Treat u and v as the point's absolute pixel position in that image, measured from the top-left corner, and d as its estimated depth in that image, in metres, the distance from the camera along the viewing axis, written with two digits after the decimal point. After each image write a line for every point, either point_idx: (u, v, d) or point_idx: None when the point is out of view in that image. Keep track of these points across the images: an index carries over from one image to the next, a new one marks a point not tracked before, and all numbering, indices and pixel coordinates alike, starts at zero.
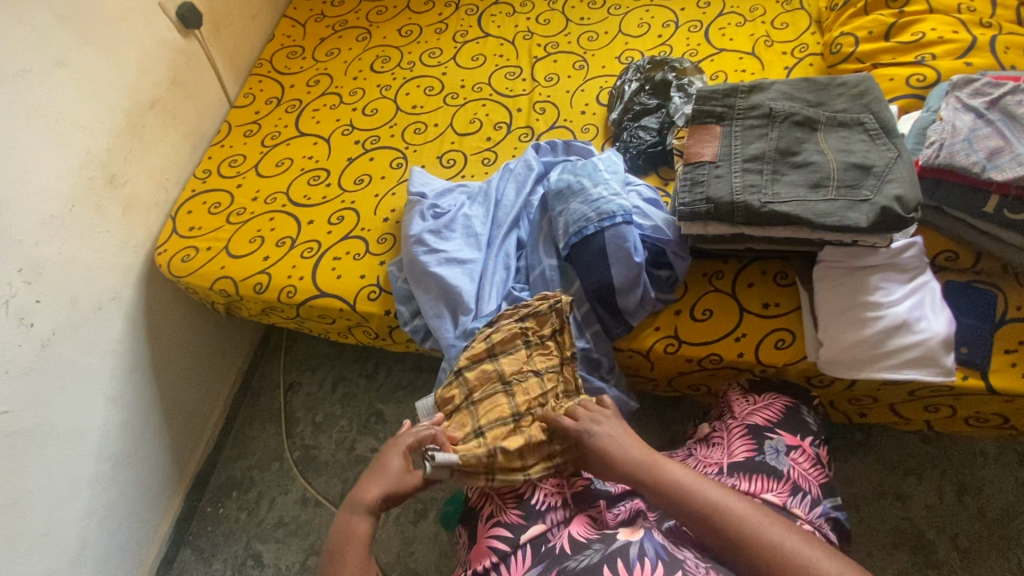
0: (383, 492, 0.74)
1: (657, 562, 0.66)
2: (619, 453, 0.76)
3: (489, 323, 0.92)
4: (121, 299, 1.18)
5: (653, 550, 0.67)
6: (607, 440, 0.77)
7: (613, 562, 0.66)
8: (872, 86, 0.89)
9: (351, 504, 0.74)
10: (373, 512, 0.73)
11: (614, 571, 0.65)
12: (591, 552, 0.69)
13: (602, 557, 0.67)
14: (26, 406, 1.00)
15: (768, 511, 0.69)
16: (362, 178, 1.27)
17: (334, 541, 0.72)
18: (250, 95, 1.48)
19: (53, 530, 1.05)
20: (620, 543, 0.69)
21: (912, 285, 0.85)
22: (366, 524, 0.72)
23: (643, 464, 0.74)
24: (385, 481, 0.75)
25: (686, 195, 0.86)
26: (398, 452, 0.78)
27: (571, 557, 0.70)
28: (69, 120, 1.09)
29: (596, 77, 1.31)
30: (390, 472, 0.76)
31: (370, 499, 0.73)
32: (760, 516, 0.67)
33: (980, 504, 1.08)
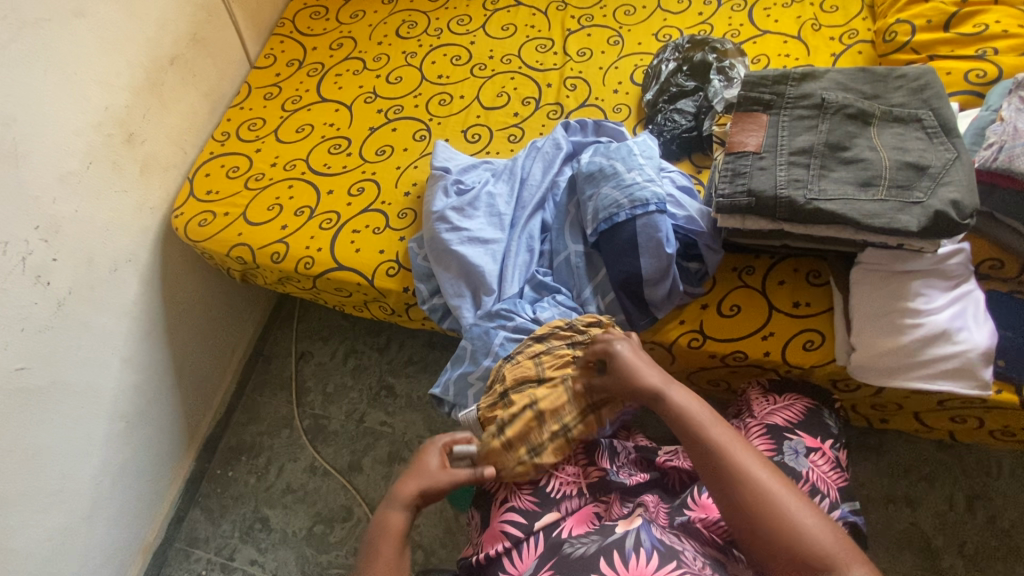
0: (421, 489, 0.75)
1: (653, 552, 0.64)
2: (643, 373, 0.77)
3: (542, 340, 0.88)
4: (137, 260, 1.17)
5: (649, 539, 0.66)
6: (633, 357, 0.79)
7: (609, 555, 0.65)
8: (933, 80, 0.83)
9: (389, 499, 0.76)
10: (407, 512, 0.74)
11: (609, 563, 0.64)
12: (590, 542, 0.69)
13: (599, 548, 0.67)
14: (42, 363, 1.00)
15: (774, 467, 0.66)
16: (383, 148, 1.24)
17: (368, 536, 0.74)
18: (272, 55, 1.43)
19: (68, 486, 1.07)
20: (617, 534, 0.68)
21: (954, 293, 0.81)
22: (397, 521, 0.73)
23: (663, 387, 0.74)
24: (422, 480, 0.76)
25: (725, 185, 0.83)
26: (436, 445, 0.80)
27: (568, 545, 0.70)
28: (87, 74, 1.06)
29: (631, 54, 1.25)
30: (428, 467, 0.77)
31: (406, 495, 0.75)
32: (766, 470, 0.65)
33: (992, 515, 1.07)
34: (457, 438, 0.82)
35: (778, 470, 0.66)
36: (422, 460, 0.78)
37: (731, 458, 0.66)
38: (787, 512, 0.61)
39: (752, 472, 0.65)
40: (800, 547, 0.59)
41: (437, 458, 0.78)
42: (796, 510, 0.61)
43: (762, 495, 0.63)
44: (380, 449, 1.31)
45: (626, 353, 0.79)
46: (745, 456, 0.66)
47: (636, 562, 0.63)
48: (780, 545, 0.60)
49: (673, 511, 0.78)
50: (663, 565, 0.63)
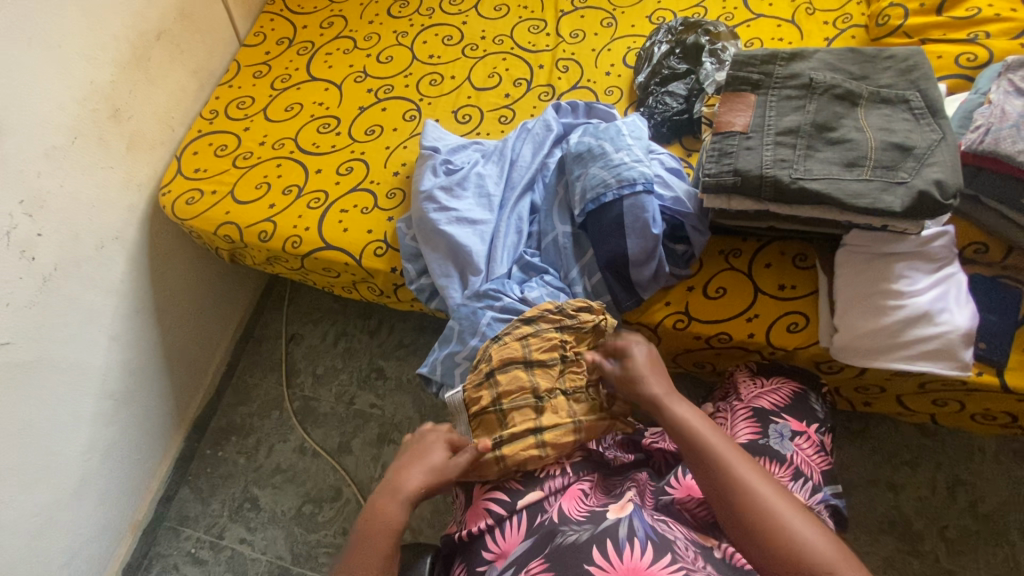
0: (425, 482, 0.75)
1: (647, 543, 0.62)
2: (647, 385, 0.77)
3: (529, 321, 0.87)
4: (124, 238, 1.16)
5: (643, 530, 0.64)
6: (640, 370, 0.79)
7: (603, 543, 0.62)
8: (922, 62, 0.83)
9: (392, 491, 0.74)
10: (405, 505, 0.73)
11: (603, 554, 0.61)
12: (582, 529, 0.66)
13: (592, 535, 0.64)
14: (28, 339, 1.00)
15: (776, 482, 0.66)
16: (373, 128, 1.23)
17: (361, 520, 0.73)
18: (261, 34, 1.41)
19: (55, 462, 1.07)
20: (610, 521, 0.65)
21: (937, 276, 0.82)
22: (393, 511, 0.72)
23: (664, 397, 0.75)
24: (428, 474, 0.75)
25: (712, 165, 0.83)
26: (439, 442, 0.79)
27: (558, 530, 0.67)
28: (72, 48, 1.04)
29: (624, 36, 1.24)
30: (429, 461, 0.76)
31: (411, 489, 0.74)
32: (767, 483, 0.65)
33: (973, 500, 1.08)
34: (456, 438, 0.80)
35: (776, 479, 0.66)
36: (422, 449, 0.78)
37: (734, 472, 0.66)
38: (785, 521, 0.61)
39: (757, 488, 0.64)
40: (796, 556, 0.59)
41: (435, 454, 0.77)
42: (794, 519, 0.61)
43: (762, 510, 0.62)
44: (369, 430, 1.31)
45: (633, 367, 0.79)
46: (743, 465, 0.66)
47: (630, 553, 0.61)
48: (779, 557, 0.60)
49: (657, 490, 0.78)
50: (658, 558, 0.61)
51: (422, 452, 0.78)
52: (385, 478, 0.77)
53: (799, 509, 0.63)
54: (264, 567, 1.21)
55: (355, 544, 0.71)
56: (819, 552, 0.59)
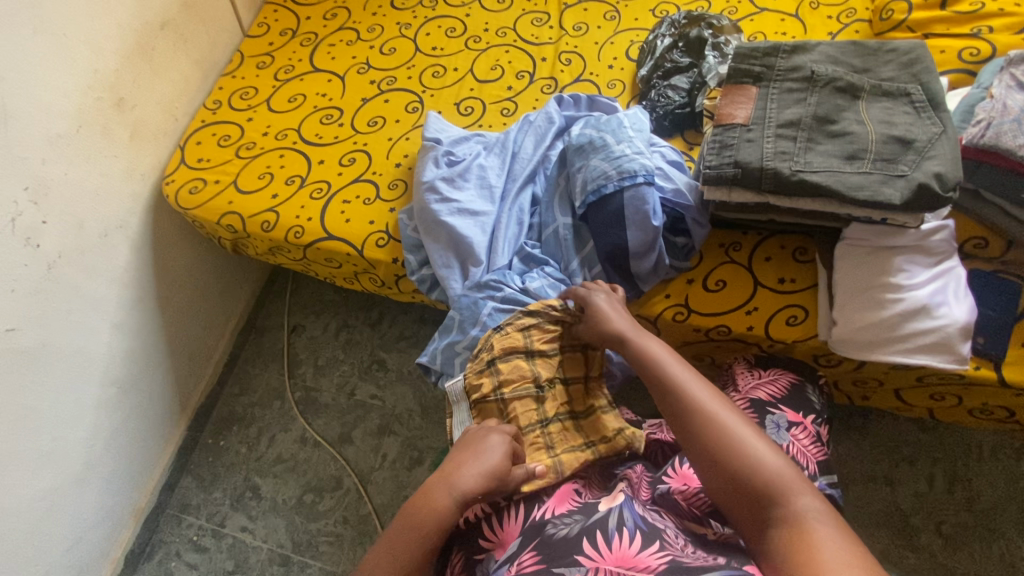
0: (482, 486, 0.69)
1: (636, 532, 0.63)
2: (614, 321, 0.80)
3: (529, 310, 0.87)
4: (128, 227, 1.17)
5: (632, 519, 0.65)
6: (608, 308, 0.82)
7: (593, 535, 0.63)
8: (924, 55, 0.83)
9: (447, 486, 0.69)
10: (456, 511, 0.68)
11: (593, 545, 0.62)
12: (572, 520, 0.66)
13: (582, 528, 0.64)
14: (33, 326, 1.01)
15: (732, 406, 0.68)
16: (376, 119, 1.23)
17: (408, 505, 0.69)
18: (265, 25, 1.42)
19: (59, 448, 1.08)
20: (600, 512, 0.66)
21: (936, 270, 0.82)
22: (443, 512, 0.67)
23: (630, 332, 0.78)
24: (488, 479, 0.70)
25: (712, 158, 0.83)
26: (501, 443, 0.74)
27: (550, 524, 0.67)
28: (76, 36, 1.04)
29: (627, 29, 1.24)
30: (491, 462, 0.71)
31: (467, 492, 0.68)
32: (722, 406, 0.67)
33: (970, 495, 1.09)
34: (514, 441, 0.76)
35: (736, 405, 0.68)
36: (486, 450, 0.72)
37: (691, 397, 0.68)
38: (739, 442, 0.63)
39: (712, 411, 0.66)
40: (746, 474, 0.61)
41: (498, 457, 0.72)
42: (748, 441, 0.63)
43: (717, 432, 0.65)
44: (370, 421, 1.32)
45: (601, 306, 0.82)
46: (702, 392, 0.68)
47: (619, 543, 0.62)
48: (729, 476, 0.62)
49: (653, 482, 0.78)
50: (647, 545, 0.62)
51: (482, 451, 0.72)
52: (439, 469, 0.72)
53: (756, 433, 0.64)
54: (265, 555, 1.22)
55: (394, 532, 0.67)
56: (769, 470, 0.61)
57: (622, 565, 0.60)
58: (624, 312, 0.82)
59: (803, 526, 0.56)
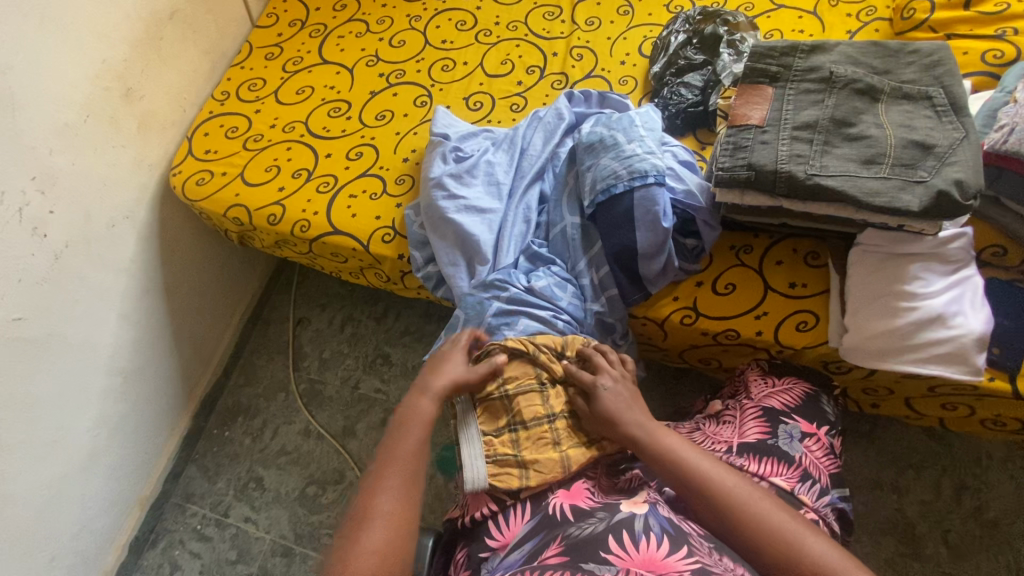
0: (452, 380, 0.79)
1: (663, 537, 0.62)
2: (625, 413, 0.75)
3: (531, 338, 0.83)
4: (135, 218, 1.17)
5: (658, 524, 0.64)
6: (615, 400, 0.77)
7: (618, 533, 0.62)
8: (947, 57, 0.81)
9: (421, 389, 0.79)
10: (437, 402, 0.77)
11: (619, 543, 0.61)
12: (595, 520, 0.65)
13: (607, 526, 0.64)
14: (40, 315, 1.01)
15: (760, 489, 0.68)
16: (383, 113, 1.22)
17: (394, 421, 0.77)
18: (274, 15, 1.41)
19: (65, 437, 1.09)
20: (623, 512, 0.65)
21: (954, 278, 0.80)
22: (427, 406, 0.76)
23: (640, 424, 0.74)
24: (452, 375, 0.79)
25: (726, 159, 0.81)
26: (457, 350, 0.83)
27: (574, 523, 0.66)
28: (85, 25, 1.04)
29: (641, 25, 1.21)
30: (452, 367, 0.80)
31: (439, 387, 0.78)
32: (753, 492, 0.67)
33: (978, 506, 1.07)
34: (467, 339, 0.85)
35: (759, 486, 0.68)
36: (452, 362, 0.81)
37: (722, 492, 0.67)
38: (786, 531, 0.63)
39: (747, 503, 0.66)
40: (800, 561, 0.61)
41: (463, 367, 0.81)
42: (792, 528, 0.64)
43: (760, 527, 0.64)
44: (373, 415, 1.32)
45: (610, 397, 0.77)
46: (730, 482, 0.67)
47: (646, 545, 0.61)
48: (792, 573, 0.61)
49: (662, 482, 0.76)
50: (674, 550, 0.61)
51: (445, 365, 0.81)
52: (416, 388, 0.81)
53: (791, 513, 0.65)
54: (267, 546, 1.23)
55: (387, 434, 0.75)
56: (817, 556, 0.61)
57: (650, 568, 0.59)
58: (632, 399, 0.78)
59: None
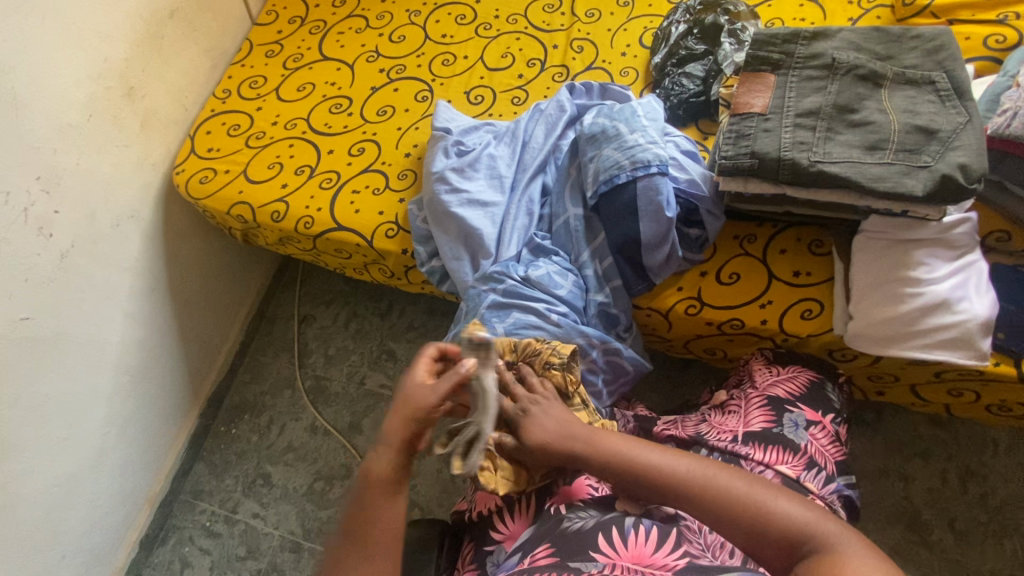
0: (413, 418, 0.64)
1: (652, 529, 0.63)
2: (557, 428, 0.70)
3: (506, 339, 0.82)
4: (139, 217, 1.17)
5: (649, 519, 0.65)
6: (543, 418, 0.71)
7: (607, 530, 0.63)
8: (950, 42, 0.81)
9: (381, 440, 0.64)
10: (398, 457, 0.63)
11: (607, 539, 0.62)
12: (586, 516, 0.66)
13: (597, 522, 0.64)
14: (47, 314, 1.02)
15: (711, 461, 0.63)
16: (384, 109, 1.22)
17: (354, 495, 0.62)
18: (273, 13, 1.41)
19: (74, 435, 1.10)
20: (616, 512, 0.66)
21: (959, 263, 0.80)
22: (388, 467, 0.62)
23: (574, 432, 0.69)
24: (411, 408, 0.64)
25: (728, 147, 0.81)
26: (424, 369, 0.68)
27: (565, 518, 0.67)
28: (85, 24, 1.04)
29: (641, 16, 1.21)
30: (415, 395, 0.65)
31: (396, 433, 0.63)
32: (702, 468, 0.62)
33: (984, 492, 1.07)
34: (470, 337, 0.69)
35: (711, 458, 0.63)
36: (406, 387, 0.66)
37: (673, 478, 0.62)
38: (748, 500, 0.58)
39: (701, 482, 0.61)
40: (767, 526, 0.57)
41: (423, 388, 0.66)
42: (752, 494, 0.58)
43: (718, 501, 0.59)
44: (379, 411, 1.33)
45: (535, 419, 0.71)
46: (677, 465, 0.62)
47: (635, 540, 0.62)
48: (763, 539, 0.57)
49: None
50: (662, 544, 0.61)
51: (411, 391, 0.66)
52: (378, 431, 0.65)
53: (747, 478, 0.61)
54: (276, 542, 1.24)
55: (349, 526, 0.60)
56: (781, 517, 0.57)
57: (638, 563, 0.60)
58: (562, 412, 0.72)
59: (847, 543, 0.53)
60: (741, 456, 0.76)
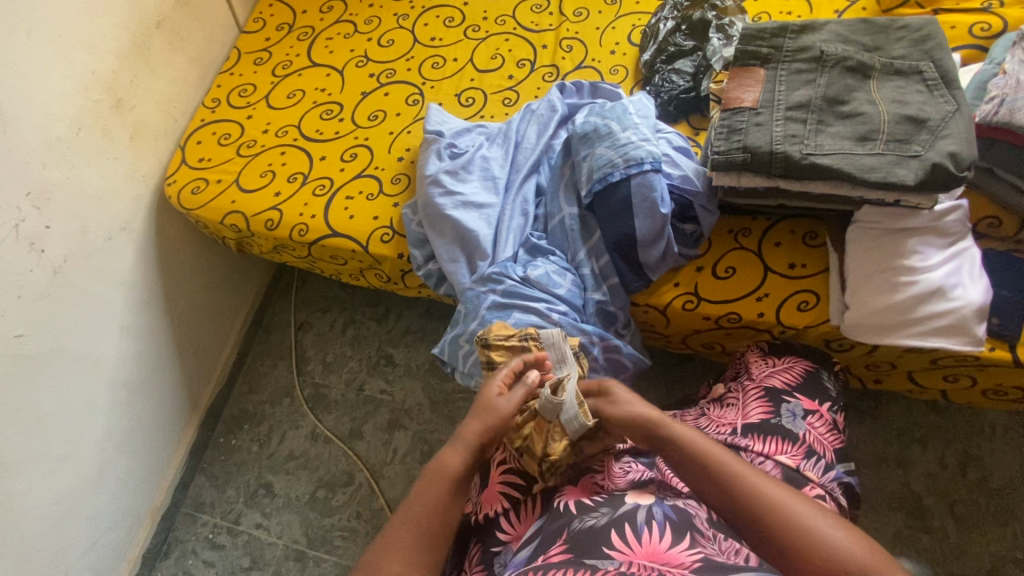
0: (487, 425, 0.70)
1: (665, 526, 0.63)
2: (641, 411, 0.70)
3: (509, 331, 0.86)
4: (132, 229, 1.16)
5: (661, 513, 0.64)
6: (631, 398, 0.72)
7: (621, 527, 0.63)
8: (936, 31, 0.81)
9: (455, 438, 0.70)
10: (470, 454, 0.68)
11: (621, 537, 0.62)
12: (599, 514, 0.65)
13: (610, 520, 0.64)
14: (41, 330, 1.01)
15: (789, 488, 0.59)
16: (376, 113, 1.22)
17: (424, 478, 0.66)
18: (261, 20, 1.40)
19: (73, 451, 1.09)
20: (628, 506, 0.66)
21: (951, 250, 0.81)
22: (460, 462, 0.67)
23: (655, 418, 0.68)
24: (489, 415, 0.71)
25: (721, 142, 0.82)
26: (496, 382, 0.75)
27: (578, 517, 0.66)
28: (71, 37, 1.03)
29: (629, 13, 1.21)
30: (490, 403, 0.72)
31: (472, 433, 0.69)
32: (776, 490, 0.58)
33: (983, 477, 1.08)
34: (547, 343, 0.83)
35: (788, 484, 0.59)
36: (483, 398, 0.73)
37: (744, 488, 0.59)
38: (822, 536, 0.54)
39: (773, 501, 0.57)
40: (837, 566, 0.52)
41: (500, 398, 0.73)
42: (826, 530, 0.54)
43: (787, 526, 0.55)
44: (380, 416, 1.33)
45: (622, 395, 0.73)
46: (753, 478, 0.59)
47: (648, 537, 0.61)
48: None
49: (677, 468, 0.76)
50: (677, 541, 0.61)
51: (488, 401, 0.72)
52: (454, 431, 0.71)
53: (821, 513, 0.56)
54: (280, 552, 1.24)
55: (412, 504, 0.63)
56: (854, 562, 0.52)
57: (653, 560, 0.59)
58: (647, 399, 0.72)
59: None
60: (741, 448, 0.76)
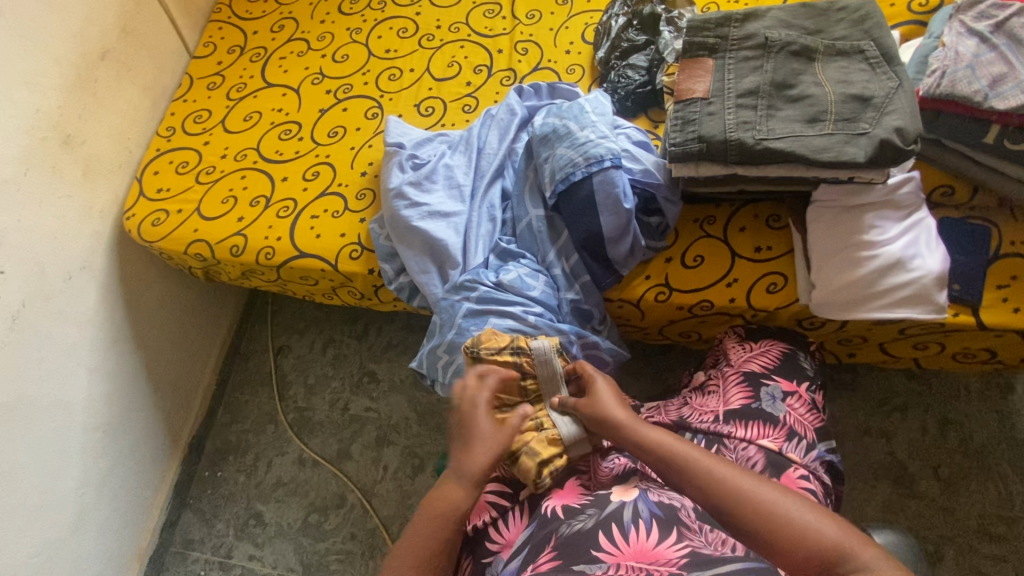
0: (489, 458, 0.69)
1: (652, 522, 0.62)
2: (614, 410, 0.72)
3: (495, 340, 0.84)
4: (92, 267, 1.13)
5: (647, 509, 0.64)
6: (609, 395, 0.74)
7: (608, 528, 0.62)
8: (874, 11, 0.83)
9: (456, 471, 0.68)
10: (472, 488, 0.67)
11: (609, 538, 0.61)
12: (585, 517, 0.64)
13: (596, 521, 0.63)
14: (3, 380, 0.97)
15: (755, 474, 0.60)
16: (335, 130, 1.21)
17: (424, 512, 0.66)
18: (211, 44, 1.38)
19: (49, 500, 1.05)
20: (613, 504, 0.65)
21: (907, 222, 0.83)
22: (462, 496, 0.66)
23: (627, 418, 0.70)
24: (488, 446, 0.69)
25: (676, 134, 0.82)
26: (483, 410, 0.72)
27: (565, 521, 0.65)
28: (11, 76, 1.00)
29: (581, 12, 1.22)
30: (485, 433, 0.70)
31: (476, 469, 0.68)
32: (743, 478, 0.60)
33: (963, 438, 1.11)
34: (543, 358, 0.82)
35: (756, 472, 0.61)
36: (478, 429, 0.71)
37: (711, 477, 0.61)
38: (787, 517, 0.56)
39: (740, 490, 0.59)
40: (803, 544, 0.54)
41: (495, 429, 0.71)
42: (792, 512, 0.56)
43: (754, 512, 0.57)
44: (367, 434, 1.31)
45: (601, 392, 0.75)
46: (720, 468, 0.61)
47: (636, 536, 0.61)
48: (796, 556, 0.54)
49: None
50: (664, 537, 0.61)
51: (481, 431, 0.70)
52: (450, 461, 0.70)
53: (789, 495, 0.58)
54: None
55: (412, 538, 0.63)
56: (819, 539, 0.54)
57: (641, 559, 0.59)
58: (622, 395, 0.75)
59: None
60: (724, 436, 0.77)
